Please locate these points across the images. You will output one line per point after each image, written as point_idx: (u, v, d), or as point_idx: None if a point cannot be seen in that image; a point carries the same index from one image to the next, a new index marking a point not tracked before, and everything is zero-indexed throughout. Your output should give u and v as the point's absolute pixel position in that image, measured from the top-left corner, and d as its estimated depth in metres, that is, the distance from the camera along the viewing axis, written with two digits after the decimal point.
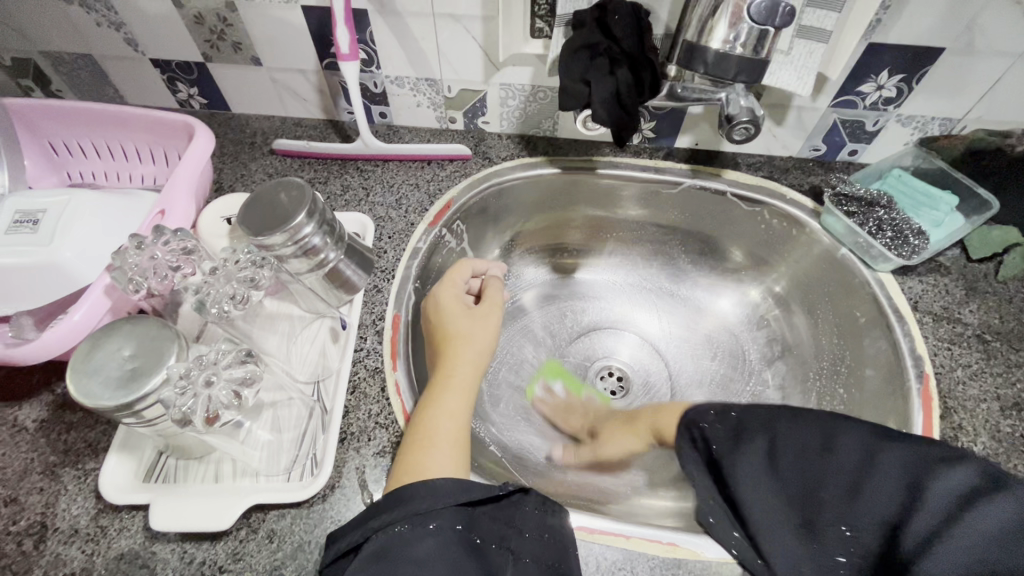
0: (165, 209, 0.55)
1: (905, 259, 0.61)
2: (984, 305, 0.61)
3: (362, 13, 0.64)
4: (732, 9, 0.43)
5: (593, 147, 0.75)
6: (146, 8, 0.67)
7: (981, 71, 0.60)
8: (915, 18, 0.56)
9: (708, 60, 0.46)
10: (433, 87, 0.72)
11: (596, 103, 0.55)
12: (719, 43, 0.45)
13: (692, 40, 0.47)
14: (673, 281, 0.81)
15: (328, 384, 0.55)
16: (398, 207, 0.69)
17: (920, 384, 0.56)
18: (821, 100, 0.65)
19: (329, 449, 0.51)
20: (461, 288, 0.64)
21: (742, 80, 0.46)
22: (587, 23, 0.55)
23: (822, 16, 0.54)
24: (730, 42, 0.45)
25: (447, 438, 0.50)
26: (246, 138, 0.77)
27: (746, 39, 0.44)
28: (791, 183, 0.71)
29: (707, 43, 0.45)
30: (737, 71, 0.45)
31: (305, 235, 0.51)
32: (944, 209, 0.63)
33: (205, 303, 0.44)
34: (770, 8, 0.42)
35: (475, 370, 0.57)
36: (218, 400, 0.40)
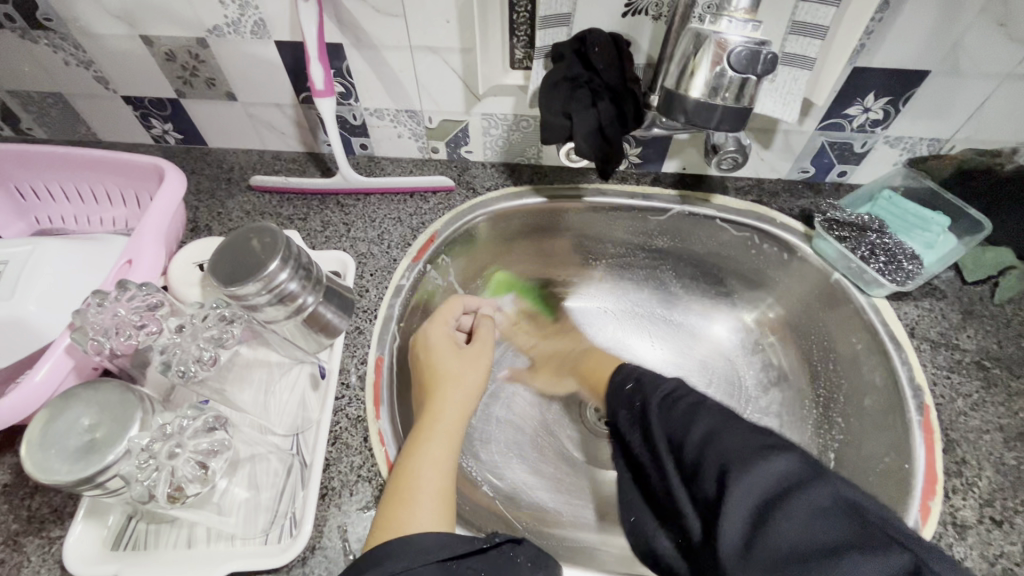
0: (133, 258, 0.52)
1: (899, 285, 0.60)
2: (982, 329, 0.60)
3: (337, 47, 0.62)
4: (714, 50, 0.42)
5: (580, 174, 0.74)
6: (115, 45, 0.65)
7: (967, 92, 0.59)
8: (899, 42, 0.55)
9: (688, 107, 0.44)
10: (414, 118, 0.70)
11: (578, 136, 0.54)
12: (699, 89, 0.43)
13: (672, 86, 0.45)
14: (666, 306, 0.78)
15: (308, 435, 0.53)
16: (380, 242, 0.67)
17: (920, 417, 0.54)
18: (807, 124, 0.64)
19: (309, 507, 0.48)
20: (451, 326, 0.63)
21: (726, 128, 0.44)
22: (567, 55, 0.53)
23: (806, 43, 0.52)
24: (710, 89, 0.43)
25: (432, 489, 0.48)
26: (224, 174, 0.75)
27: (727, 86, 0.42)
28: (781, 207, 0.70)
29: (687, 90, 0.44)
30: (719, 118, 0.44)
31: (280, 282, 0.49)
32: (936, 231, 0.63)
33: (170, 363, 0.42)
34: (750, 55, 0.41)
35: (464, 412, 0.55)
36: (183, 473, 0.37)
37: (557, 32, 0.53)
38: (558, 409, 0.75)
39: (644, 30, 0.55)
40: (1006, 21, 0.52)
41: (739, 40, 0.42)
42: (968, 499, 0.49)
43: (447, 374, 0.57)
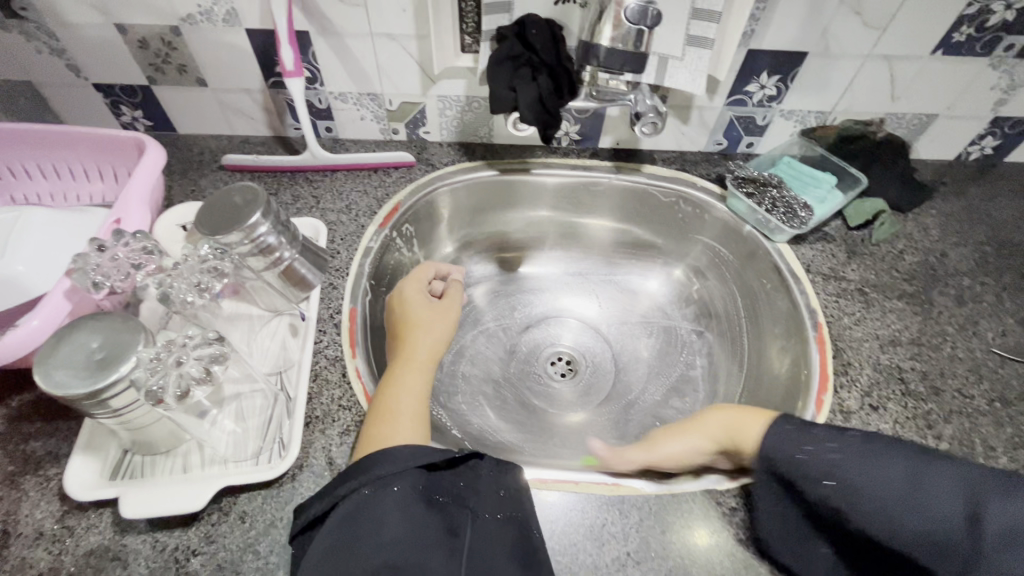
0: (121, 217, 0.57)
1: (797, 229, 0.71)
2: (863, 264, 0.72)
3: (304, 34, 0.69)
4: (614, 14, 0.52)
5: (527, 150, 0.83)
6: (90, 35, 0.69)
7: (838, 70, 0.72)
8: (780, 28, 0.67)
9: (599, 55, 0.54)
10: (376, 101, 0.77)
11: (522, 107, 0.62)
12: (607, 41, 0.53)
13: (586, 41, 0.55)
14: (610, 268, 0.89)
15: (290, 374, 0.58)
16: (348, 212, 0.74)
17: (815, 332, 0.65)
18: (716, 100, 0.76)
19: (295, 431, 0.54)
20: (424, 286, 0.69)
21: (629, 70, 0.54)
22: (509, 37, 0.63)
23: (705, 27, 0.64)
24: (615, 41, 0.53)
25: (408, 412, 0.54)
26: (194, 157, 0.80)
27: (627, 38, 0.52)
28: (700, 173, 0.81)
29: (597, 43, 0.54)
30: (624, 63, 0.54)
31: (260, 233, 0.55)
32: (825, 188, 0.75)
33: (168, 295, 0.47)
34: (641, 10, 0.50)
35: (434, 354, 0.62)
36: (189, 376, 0.42)
37: (501, 17, 0.64)
38: (518, 363, 0.83)
39: (573, 17, 0.64)
40: (860, 10, 0.65)
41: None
42: (852, 392, 0.60)
43: (419, 323, 0.64)
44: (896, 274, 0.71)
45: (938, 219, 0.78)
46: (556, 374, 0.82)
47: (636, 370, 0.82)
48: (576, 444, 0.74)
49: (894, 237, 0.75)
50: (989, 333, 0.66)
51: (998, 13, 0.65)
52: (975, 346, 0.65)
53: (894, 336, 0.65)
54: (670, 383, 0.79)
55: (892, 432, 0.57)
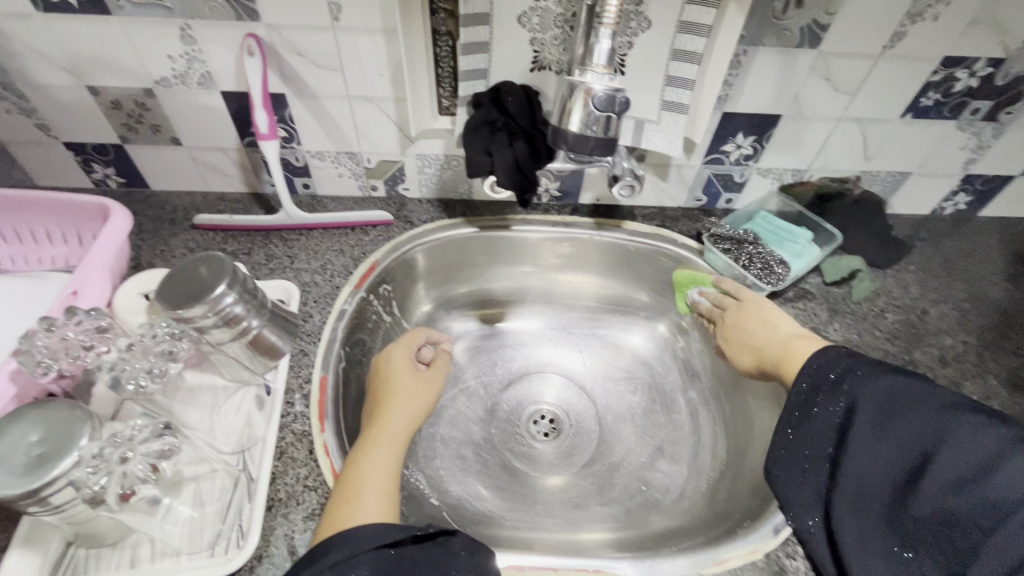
0: (78, 290, 0.55)
1: (774, 287, 0.71)
2: (845, 323, 0.71)
3: (280, 96, 0.69)
4: (583, 96, 0.51)
5: (507, 207, 0.82)
6: (61, 96, 0.69)
7: (811, 131, 0.73)
8: (753, 92, 0.68)
9: (569, 138, 0.53)
10: (354, 159, 0.77)
11: (498, 170, 0.62)
12: (577, 124, 0.52)
13: (556, 122, 0.54)
14: (592, 322, 0.88)
15: (253, 452, 0.55)
16: (323, 272, 0.72)
17: None
18: (694, 159, 0.76)
19: (255, 519, 0.50)
20: (412, 351, 0.68)
21: (599, 153, 0.53)
22: (485, 103, 0.63)
23: (680, 93, 0.64)
24: (586, 124, 0.52)
25: (375, 491, 0.51)
26: (167, 215, 0.78)
27: (597, 121, 0.52)
28: (679, 230, 0.81)
29: (567, 126, 0.53)
30: (593, 147, 0.53)
31: (226, 304, 0.53)
32: (802, 242, 0.74)
33: (119, 380, 0.44)
34: (608, 99, 0.50)
35: (411, 423, 0.60)
36: (134, 475, 0.39)
37: (478, 84, 0.63)
38: (499, 424, 0.80)
39: (549, 83, 0.65)
40: (829, 76, 0.67)
41: (602, 89, 0.51)
42: None
43: (400, 390, 0.62)
44: (878, 333, 0.70)
45: (917, 275, 0.78)
46: (538, 435, 0.79)
47: (622, 430, 0.79)
48: (560, 513, 0.71)
49: (874, 295, 0.75)
50: (974, 395, 0.65)
51: (962, 80, 0.67)
52: None
53: None
54: (656, 444, 0.77)
55: None
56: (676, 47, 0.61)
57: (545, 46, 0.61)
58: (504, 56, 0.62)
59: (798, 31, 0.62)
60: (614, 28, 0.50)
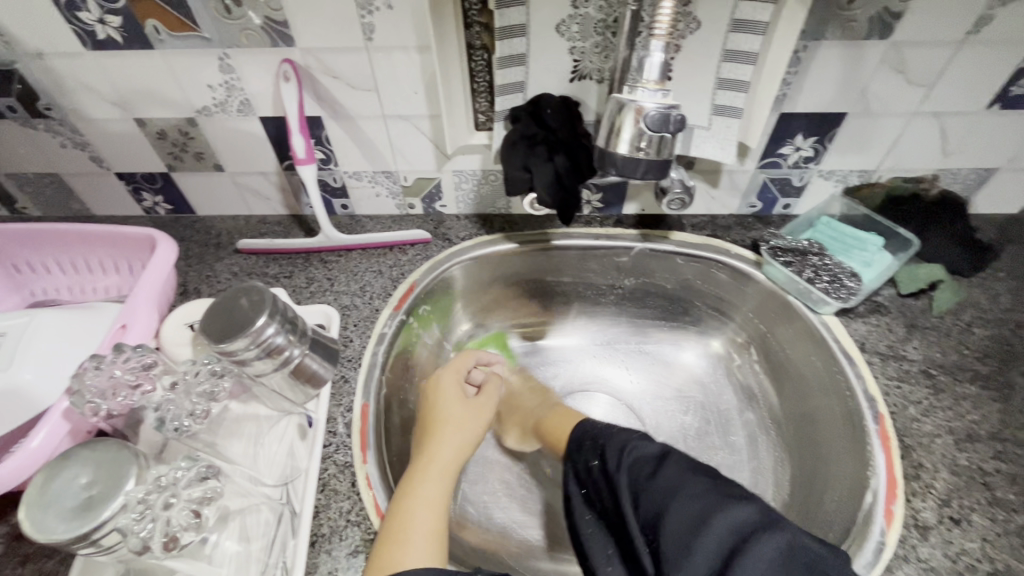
0: (128, 323, 0.56)
1: (844, 302, 0.65)
2: (925, 340, 0.65)
3: (317, 119, 0.68)
4: (634, 114, 0.47)
5: (547, 221, 0.80)
6: (110, 128, 0.71)
7: (882, 128, 0.66)
8: (815, 90, 0.62)
9: (617, 162, 0.49)
10: (390, 178, 0.76)
11: (539, 188, 0.60)
12: (626, 144, 0.49)
13: (603, 143, 0.50)
14: (638, 338, 0.83)
15: (297, 484, 0.54)
16: (362, 294, 0.71)
17: (877, 426, 0.58)
18: (748, 163, 0.71)
19: (299, 554, 0.50)
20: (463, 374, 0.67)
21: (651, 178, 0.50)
22: (523, 117, 0.60)
23: (733, 96, 0.59)
24: (636, 146, 0.48)
25: (423, 530, 0.48)
26: (212, 240, 0.80)
27: (649, 143, 0.48)
28: (733, 239, 0.76)
29: (616, 146, 0.49)
30: (644, 171, 0.49)
31: (268, 336, 0.52)
32: (871, 250, 0.68)
33: (163, 421, 0.45)
34: (662, 118, 0.46)
35: (461, 453, 0.58)
36: (177, 523, 0.41)
37: (515, 98, 0.60)
38: None
39: (590, 93, 0.61)
40: (902, 68, 0.60)
41: (653, 107, 0.47)
42: (928, 501, 0.52)
43: (450, 416, 0.61)
44: (966, 351, 0.63)
45: (1007, 284, 0.70)
46: None
47: None
48: None
49: (958, 307, 0.68)
50: None
51: None
52: None
53: (970, 429, 0.57)
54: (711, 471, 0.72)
55: (982, 552, 0.49)
56: (728, 48, 0.56)
57: (585, 55, 0.58)
58: (543, 66, 0.59)
59: (866, 21, 0.56)
60: (666, 40, 0.46)
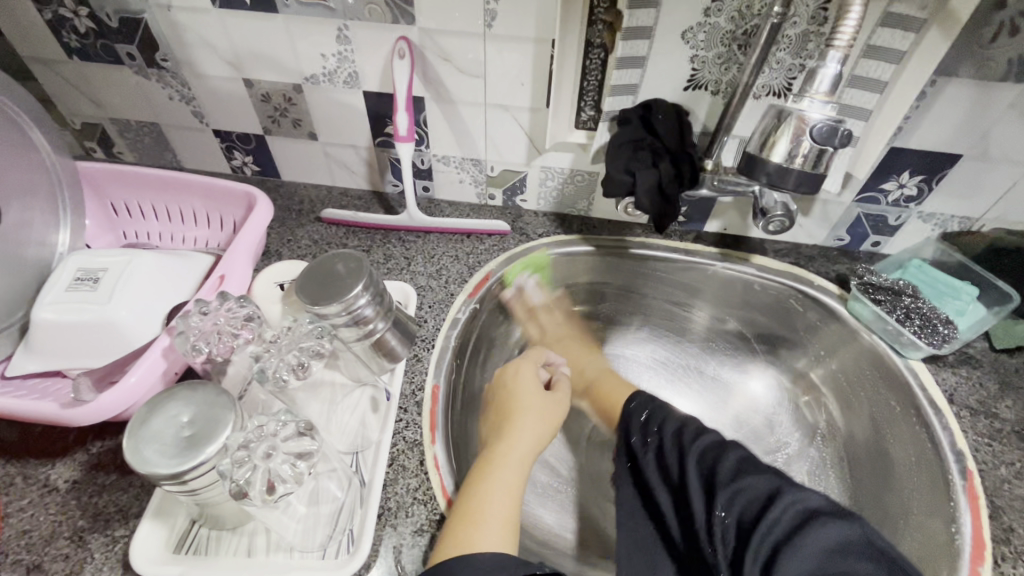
0: (225, 274, 0.57)
1: (936, 348, 0.63)
2: (1019, 401, 0.62)
3: (418, 99, 0.69)
4: (794, 128, 0.47)
5: (626, 228, 0.79)
6: (219, 86, 0.73)
7: (997, 176, 0.64)
8: (935, 127, 0.60)
9: (769, 171, 0.48)
10: (478, 166, 0.76)
11: (640, 193, 0.59)
12: (780, 156, 0.48)
13: (753, 151, 0.50)
14: (702, 361, 0.80)
15: (367, 454, 0.55)
16: (438, 277, 0.72)
17: (964, 482, 0.55)
18: (846, 195, 0.69)
19: (367, 525, 0.49)
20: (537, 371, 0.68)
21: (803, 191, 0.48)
22: (632, 120, 0.60)
23: (851, 123, 0.58)
24: (790, 156, 0.47)
25: (499, 516, 0.49)
26: (294, 205, 0.81)
27: (806, 155, 0.47)
28: (816, 270, 0.74)
29: (768, 157, 0.48)
30: (794, 181, 0.48)
31: (359, 306, 0.52)
32: (965, 299, 0.65)
33: (263, 372, 0.46)
34: (829, 130, 0.46)
35: (533, 449, 0.58)
36: (278, 472, 0.40)
37: (625, 100, 0.60)
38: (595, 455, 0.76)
39: (701, 104, 0.61)
40: None
41: (820, 118, 0.46)
42: (1019, 568, 0.50)
43: (527, 406, 0.61)
44: None
45: None
46: None
47: None
48: None
49: None
50: None
51: None
52: None
53: None
54: None
55: None
56: (856, 73, 0.55)
57: (705, 65, 0.57)
58: (659, 72, 0.58)
59: (1005, 62, 0.54)
60: (845, 52, 0.45)
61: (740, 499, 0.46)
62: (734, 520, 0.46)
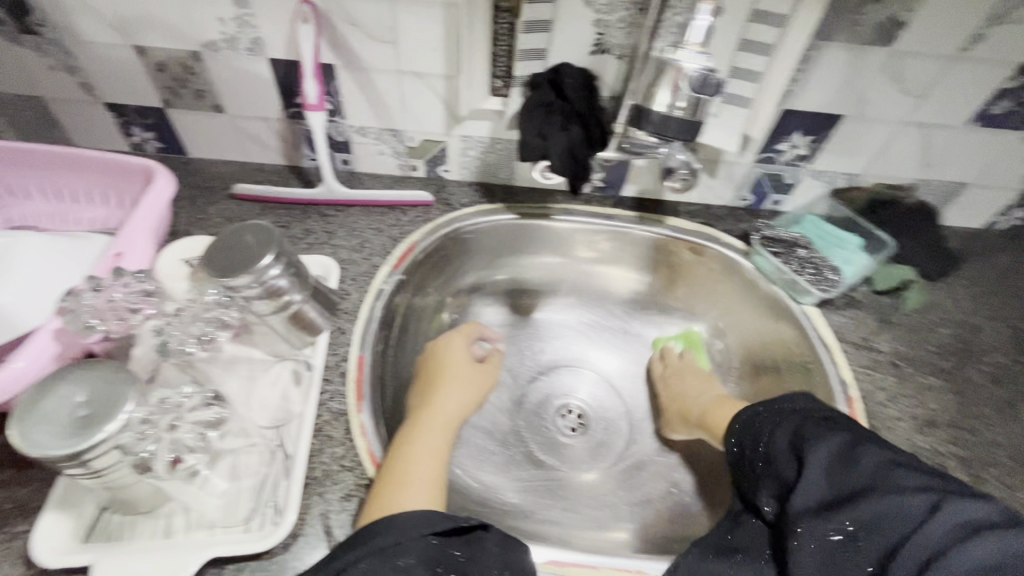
0: (122, 252, 0.54)
1: (825, 293, 0.69)
2: (894, 335, 0.69)
3: (329, 67, 0.67)
4: (672, 78, 0.50)
5: (548, 196, 0.81)
6: (107, 54, 0.67)
7: (872, 135, 0.70)
8: (818, 89, 0.66)
9: (654, 120, 0.52)
10: (397, 137, 0.75)
11: (552, 156, 0.60)
12: (661, 106, 0.51)
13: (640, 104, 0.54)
14: (625, 319, 0.85)
15: (289, 428, 0.53)
16: (361, 250, 0.71)
17: (848, 408, 0.62)
18: (746, 156, 0.74)
19: (291, 496, 0.49)
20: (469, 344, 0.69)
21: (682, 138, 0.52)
22: (543, 84, 0.61)
23: (742, 86, 0.62)
24: (671, 105, 0.51)
25: (425, 476, 0.50)
26: (204, 183, 0.77)
27: (684, 104, 0.51)
28: (724, 229, 0.79)
29: (651, 106, 0.52)
30: (676, 128, 0.52)
31: (271, 276, 0.51)
32: (850, 249, 0.71)
33: (167, 345, 0.47)
34: (701, 79, 0.49)
35: (458, 417, 0.60)
36: (183, 443, 0.44)
37: (535, 64, 0.62)
38: (527, 416, 0.78)
39: (607, 69, 0.63)
40: (898, 77, 0.64)
41: (696, 69, 0.49)
42: None
43: (454, 378, 0.63)
44: (929, 347, 0.68)
45: (968, 290, 0.75)
46: (566, 429, 0.78)
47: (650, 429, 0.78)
48: (588, 510, 0.69)
49: (924, 307, 0.73)
50: None
51: None
52: (1016, 431, 0.62)
53: (930, 416, 0.62)
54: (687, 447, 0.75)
55: None
56: (746, 37, 0.59)
57: (609, 29, 0.59)
58: (565, 37, 0.60)
59: (872, 27, 0.59)
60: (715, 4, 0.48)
61: (856, 466, 0.44)
62: (854, 478, 0.43)
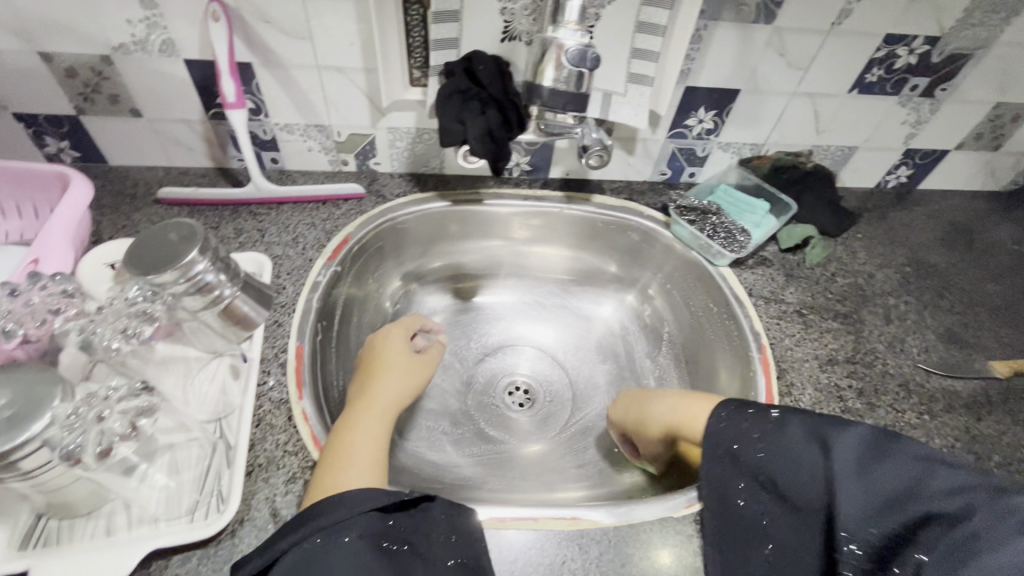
0: (39, 257, 0.54)
1: (737, 253, 0.75)
2: (800, 287, 0.76)
3: (246, 66, 0.67)
4: (555, 56, 0.55)
5: (479, 181, 0.83)
6: (9, 62, 0.65)
7: (767, 106, 0.77)
8: (714, 66, 0.71)
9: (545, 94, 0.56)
10: (323, 132, 0.76)
11: (471, 140, 0.63)
12: (549, 81, 0.55)
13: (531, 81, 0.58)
14: (563, 295, 0.90)
15: (230, 420, 0.55)
16: (295, 245, 0.72)
17: (760, 354, 0.68)
18: (659, 133, 0.79)
19: (234, 484, 0.50)
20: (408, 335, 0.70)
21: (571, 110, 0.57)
22: (457, 72, 0.64)
23: (643, 65, 0.67)
24: (558, 81, 0.55)
25: (365, 455, 0.52)
26: (127, 190, 0.76)
27: (569, 79, 0.55)
28: (645, 203, 0.84)
29: (540, 82, 0.56)
30: (567, 102, 0.56)
31: (198, 273, 0.52)
32: (759, 213, 0.78)
33: (91, 342, 0.47)
34: (581, 54, 0.53)
35: (398, 401, 0.62)
36: (111, 432, 0.41)
37: (449, 53, 0.65)
38: (475, 396, 0.81)
39: (519, 55, 0.67)
40: (784, 51, 0.70)
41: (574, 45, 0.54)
42: None
43: (392, 366, 0.65)
44: (830, 295, 0.75)
45: (863, 243, 0.83)
46: (513, 404, 0.81)
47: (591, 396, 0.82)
48: (537, 476, 0.73)
49: (825, 260, 0.80)
50: (915, 348, 0.71)
51: (902, 57, 0.71)
52: (904, 361, 0.69)
53: (831, 355, 0.69)
54: None
55: None
56: (641, 20, 0.64)
57: (515, 16, 0.63)
58: (475, 26, 0.63)
59: (755, 7, 0.65)
60: None
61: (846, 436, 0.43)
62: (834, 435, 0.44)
